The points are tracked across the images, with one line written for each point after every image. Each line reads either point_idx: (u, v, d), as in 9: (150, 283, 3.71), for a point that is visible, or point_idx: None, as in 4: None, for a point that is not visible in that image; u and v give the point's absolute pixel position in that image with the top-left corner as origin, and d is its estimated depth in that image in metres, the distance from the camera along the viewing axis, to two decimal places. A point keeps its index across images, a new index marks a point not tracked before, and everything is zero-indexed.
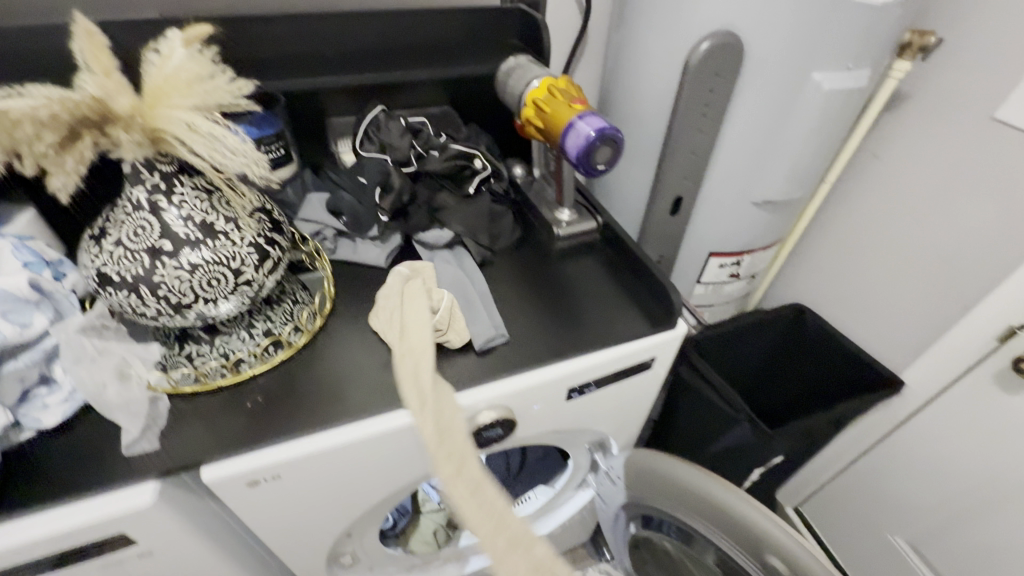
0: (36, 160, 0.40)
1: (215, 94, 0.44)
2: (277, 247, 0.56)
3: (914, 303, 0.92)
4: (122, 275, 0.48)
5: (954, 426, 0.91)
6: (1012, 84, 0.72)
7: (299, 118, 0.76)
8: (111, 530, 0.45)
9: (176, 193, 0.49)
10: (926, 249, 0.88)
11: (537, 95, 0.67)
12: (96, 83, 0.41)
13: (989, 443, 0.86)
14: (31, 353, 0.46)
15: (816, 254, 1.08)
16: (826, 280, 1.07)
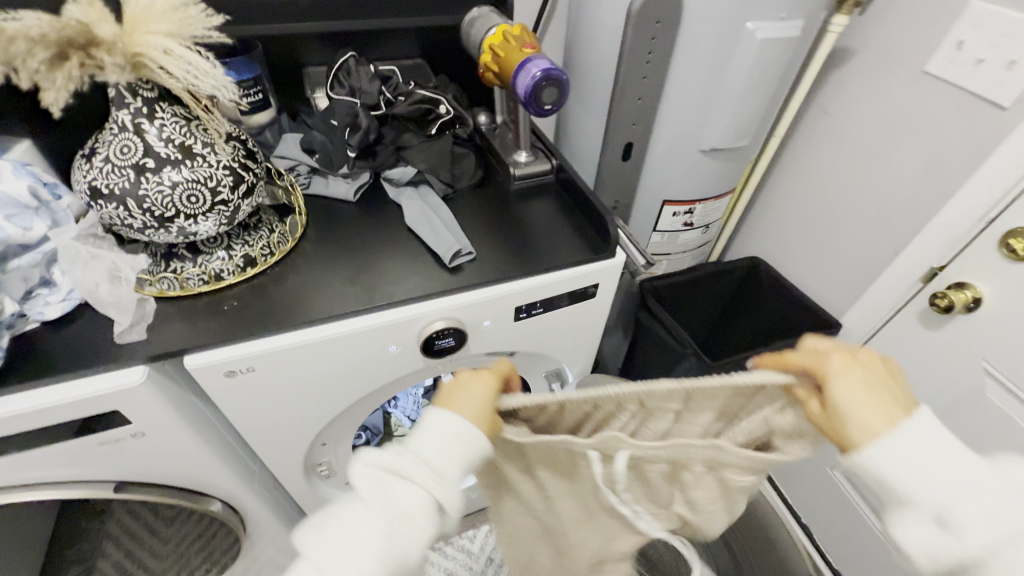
0: (30, 76, 0.46)
1: (188, 23, 0.50)
2: (251, 173, 0.62)
3: (855, 251, 0.99)
4: (111, 189, 0.54)
5: None
6: (939, 38, 0.77)
7: (276, 65, 0.81)
8: (107, 405, 0.53)
9: (157, 116, 0.54)
10: (866, 198, 0.94)
11: (493, 42, 0.73)
12: (81, 11, 0.47)
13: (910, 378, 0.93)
14: (33, 254, 0.53)
15: (773, 209, 1.15)
16: (780, 232, 1.14)
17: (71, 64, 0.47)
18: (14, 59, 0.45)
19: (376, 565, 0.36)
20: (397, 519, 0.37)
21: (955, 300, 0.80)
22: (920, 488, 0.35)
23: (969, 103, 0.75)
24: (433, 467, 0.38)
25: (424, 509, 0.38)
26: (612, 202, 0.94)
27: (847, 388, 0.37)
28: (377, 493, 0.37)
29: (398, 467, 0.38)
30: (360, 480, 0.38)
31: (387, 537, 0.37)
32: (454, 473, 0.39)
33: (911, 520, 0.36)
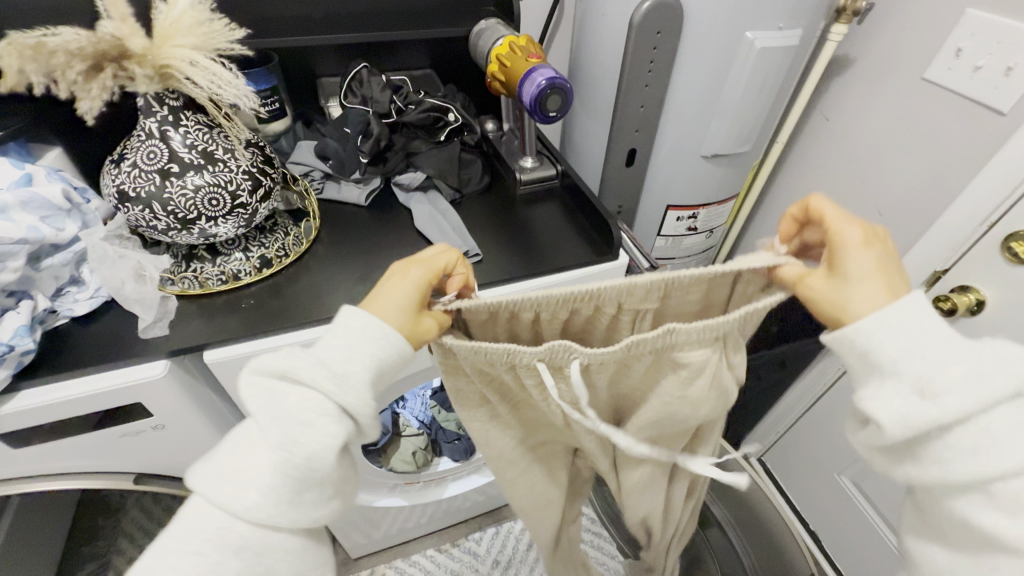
0: (68, 86, 0.49)
1: (212, 37, 0.54)
2: (269, 177, 0.65)
3: None
4: (138, 192, 0.57)
5: None
6: (938, 46, 0.78)
7: (292, 76, 0.85)
8: (131, 397, 0.56)
9: (182, 124, 0.57)
10: (868, 203, 0.95)
11: (500, 53, 0.76)
12: (114, 26, 0.50)
13: None
14: (65, 254, 0.56)
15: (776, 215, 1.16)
16: None
17: (105, 75, 0.50)
18: (54, 71, 0.48)
19: (274, 479, 0.34)
20: (296, 425, 0.34)
21: (958, 304, 0.81)
22: (900, 356, 0.34)
23: (969, 108, 0.76)
24: (334, 371, 0.36)
25: (322, 410, 0.35)
26: (616, 206, 0.96)
27: (856, 261, 0.37)
28: (268, 401, 0.35)
29: (290, 371, 0.35)
30: (251, 387, 0.35)
31: (283, 447, 0.34)
32: (357, 375, 0.36)
33: (887, 390, 0.34)
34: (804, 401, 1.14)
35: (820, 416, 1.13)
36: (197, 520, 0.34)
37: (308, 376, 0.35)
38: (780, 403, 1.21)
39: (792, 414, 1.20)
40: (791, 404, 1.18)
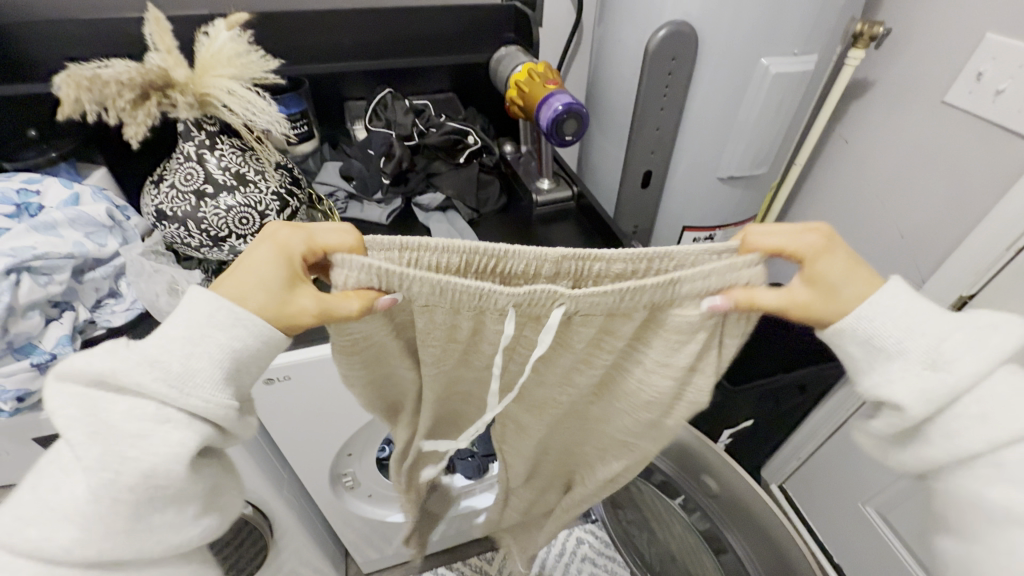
0: (117, 113, 0.53)
1: (249, 67, 0.57)
2: (296, 198, 0.68)
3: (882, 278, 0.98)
4: (175, 211, 0.61)
5: None
6: (957, 70, 0.78)
7: (321, 100, 0.89)
8: None
9: (218, 148, 0.61)
10: (890, 225, 0.94)
11: (519, 78, 0.79)
12: (161, 58, 0.55)
13: None
14: (105, 268, 0.60)
15: None
16: None
17: (150, 103, 0.54)
18: (105, 99, 0.52)
19: (93, 506, 0.33)
20: (116, 437, 0.33)
21: None
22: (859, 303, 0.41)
23: (992, 133, 0.75)
24: (169, 372, 0.35)
25: (160, 417, 0.34)
26: (633, 226, 0.97)
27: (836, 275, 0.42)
28: (81, 413, 0.33)
29: (108, 377, 0.34)
30: (61, 398, 0.33)
31: (109, 467, 0.32)
32: (199, 371, 0.35)
33: (897, 371, 0.40)
34: (827, 426, 1.11)
35: (844, 442, 1.09)
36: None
37: (128, 377, 0.34)
38: (801, 428, 1.18)
39: (813, 439, 1.16)
40: (812, 429, 1.15)
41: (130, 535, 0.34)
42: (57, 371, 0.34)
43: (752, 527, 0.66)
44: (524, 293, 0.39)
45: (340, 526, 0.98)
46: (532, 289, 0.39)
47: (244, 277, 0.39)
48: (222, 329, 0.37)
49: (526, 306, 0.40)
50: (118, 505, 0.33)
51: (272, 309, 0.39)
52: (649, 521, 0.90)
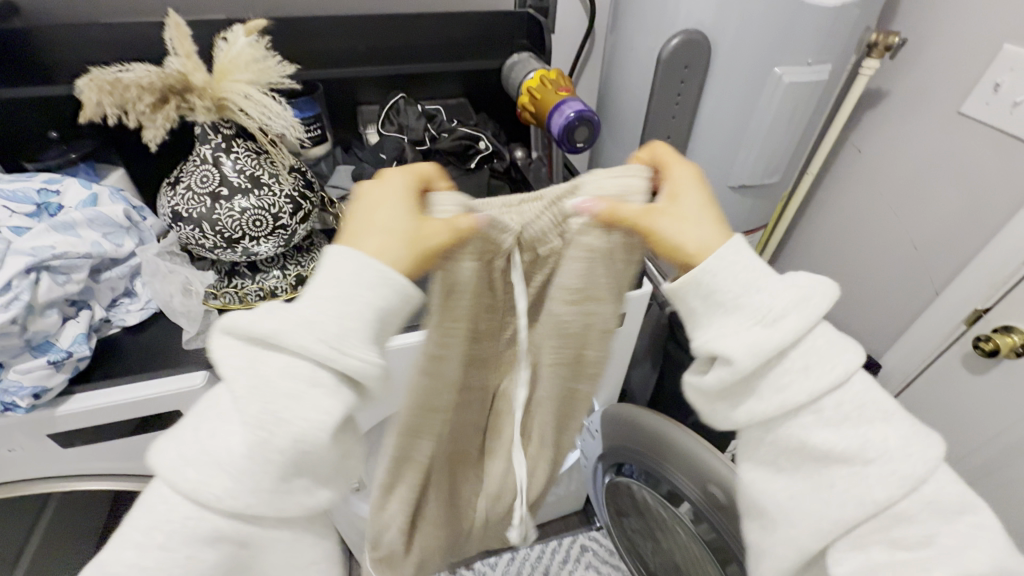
0: (137, 117, 0.54)
1: (266, 72, 0.58)
2: (309, 201, 0.68)
3: (894, 289, 0.97)
4: (190, 213, 0.62)
5: (929, 408, 0.95)
6: (974, 82, 0.77)
7: (334, 105, 0.90)
8: (172, 404, 0.59)
9: (234, 151, 0.62)
10: (901, 235, 0.93)
11: (531, 85, 0.79)
12: (180, 62, 0.55)
13: (959, 424, 0.90)
14: (121, 267, 0.61)
15: (807, 245, 1.14)
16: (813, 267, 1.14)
17: (169, 107, 0.55)
18: (126, 103, 0.53)
19: (244, 461, 0.31)
20: (269, 396, 0.31)
21: (1001, 344, 0.78)
22: (739, 290, 0.37)
23: (1010, 145, 0.74)
24: (327, 334, 0.32)
25: (313, 380, 0.31)
26: None
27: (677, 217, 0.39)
28: (245, 367, 0.31)
29: (269, 335, 0.31)
30: (224, 351, 0.32)
31: (260, 426, 0.31)
32: (353, 331, 0.33)
33: (730, 327, 0.37)
34: None
35: None
36: (162, 509, 0.33)
37: (290, 339, 0.31)
38: None
39: None
40: None
41: (277, 498, 0.33)
42: (223, 325, 0.33)
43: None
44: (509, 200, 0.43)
45: (344, 528, 0.98)
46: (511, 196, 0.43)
47: (366, 220, 0.37)
48: (370, 287, 0.34)
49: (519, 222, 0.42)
50: (269, 471, 0.32)
51: (415, 244, 0.36)
52: (656, 530, 0.89)
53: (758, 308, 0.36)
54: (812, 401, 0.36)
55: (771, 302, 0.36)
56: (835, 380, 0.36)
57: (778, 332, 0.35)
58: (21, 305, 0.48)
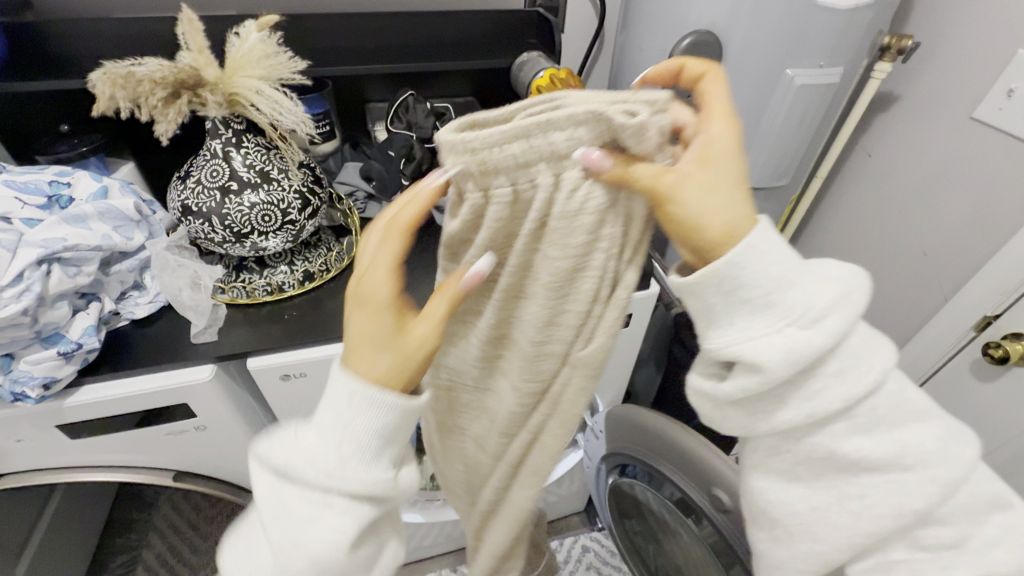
0: (149, 110, 0.54)
1: (278, 68, 0.58)
2: (317, 197, 0.69)
3: (902, 294, 0.97)
4: (199, 207, 0.62)
5: None
6: (987, 86, 0.77)
7: (343, 101, 0.90)
8: (178, 397, 0.59)
9: (244, 146, 0.62)
10: (910, 240, 0.93)
11: (540, 84, 0.79)
12: (192, 57, 0.55)
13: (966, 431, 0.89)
14: (131, 260, 0.61)
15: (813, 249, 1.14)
16: None
17: (181, 102, 0.55)
18: (138, 97, 0.53)
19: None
20: (289, 524, 0.35)
21: (1010, 351, 0.77)
22: (773, 287, 0.35)
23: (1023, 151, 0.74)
24: (328, 466, 0.35)
25: (325, 503, 0.35)
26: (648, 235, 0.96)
27: (691, 199, 0.35)
28: (271, 498, 0.36)
29: (285, 468, 0.35)
30: (256, 477, 0.37)
31: (284, 553, 0.35)
32: (352, 456, 0.35)
33: (760, 325, 0.35)
34: None
35: None
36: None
37: (301, 473, 0.35)
38: None
39: None
40: None
41: None
42: (253, 450, 0.37)
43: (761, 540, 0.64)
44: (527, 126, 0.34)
45: None
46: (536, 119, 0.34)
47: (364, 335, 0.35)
48: (363, 412, 0.35)
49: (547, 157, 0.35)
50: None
51: (398, 360, 0.36)
52: (659, 533, 0.89)
53: (792, 308, 0.35)
54: (844, 408, 0.36)
55: (811, 300, 0.35)
56: (869, 383, 0.36)
57: (818, 334, 0.34)
58: (32, 297, 0.48)
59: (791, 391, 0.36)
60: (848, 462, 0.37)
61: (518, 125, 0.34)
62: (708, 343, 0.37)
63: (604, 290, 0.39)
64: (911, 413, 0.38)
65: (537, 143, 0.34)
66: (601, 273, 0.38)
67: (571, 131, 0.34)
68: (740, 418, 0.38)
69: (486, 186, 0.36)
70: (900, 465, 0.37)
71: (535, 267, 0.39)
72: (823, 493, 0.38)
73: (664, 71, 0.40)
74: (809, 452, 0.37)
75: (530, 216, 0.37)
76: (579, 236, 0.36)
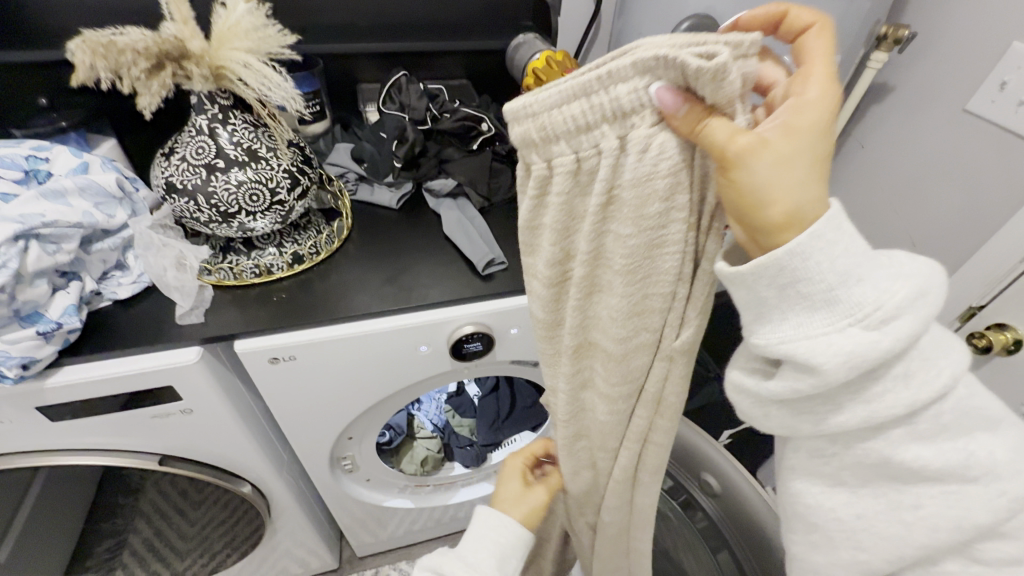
0: (131, 82, 0.52)
1: (267, 41, 0.56)
2: (307, 177, 0.67)
3: None
4: (184, 184, 0.60)
5: None
6: (981, 78, 0.77)
7: (334, 81, 0.88)
8: (164, 380, 0.58)
9: (230, 122, 0.60)
10: (901, 230, 0.93)
11: (537, 66, 0.77)
12: (177, 28, 0.53)
13: None
14: (113, 239, 0.59)
15: None
16: None
17: (166, 74, 0.53)
18: (120, 67, 0.51)
19: None
20: None
21: (994, 341, 0.78)
22: (839, 280, 0.30)
23: (1014, 144, 0.74)
24: (468, 563, 0.50)
25: None
26: None
27: (760, 170, 0.30)
28: None
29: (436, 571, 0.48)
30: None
31: None
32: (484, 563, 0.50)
33: (819, 323, 0.31)
34: None
35: None
36: None
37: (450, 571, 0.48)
38: None
39: None
40: None
41: None
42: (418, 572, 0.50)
43: (746, 524, 0.66)
44: (586, 80, 0.33)
45: (337, 509, 0.98)
46: (595, 71, 0.33)
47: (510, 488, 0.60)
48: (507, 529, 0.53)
49: (611, 117, 0.33)
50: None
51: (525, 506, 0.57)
52: None
53: (856, 305, 0.30)
54: (906, 414, 0.32)
55: (879, 299, 0.30)
56: (937, 389, 0.32)
57: (885, 338, 0.30)
58: (8, 273, 0.47)
59: (847, 394, 0.32)
60: (900, 471, 0.34)
61: (579, 80, 0.33)
62: (755, 338, 0.33)
63: (688, 267, 0.37)
64: (981, 420, 0.34)
65: (598, 101, 0.33)
66: (682, 249, 0.36)
67: (637, 82, 0.32)
68: (783, 418, 0.35)
69: (550, 156, 0.36)
70: (962, 477, 0.33)
71: (608, 251, 0.39)
72: (869, 499, 0.35)
73: (763, 18, 0.37)
74: (858, 459, 0.34)
75: (599, 183, 0.35)
76: (654, 204, 0.34)
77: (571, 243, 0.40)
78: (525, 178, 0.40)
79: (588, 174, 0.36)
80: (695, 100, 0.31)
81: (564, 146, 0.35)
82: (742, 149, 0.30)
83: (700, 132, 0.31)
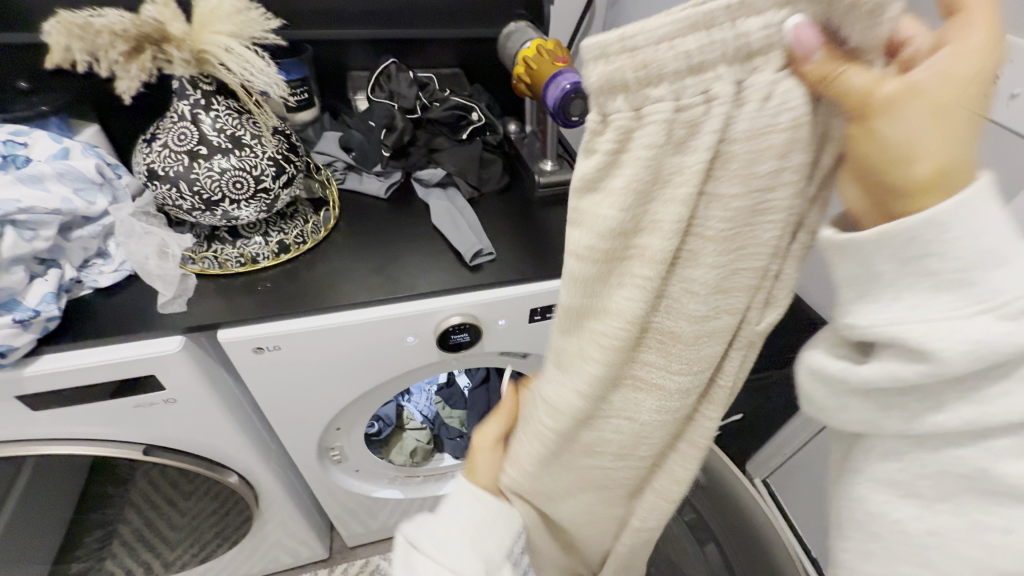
0: (109, 65, 0.51)
1: (249, 25, 0.55)
2: (292, 165, 0.66)
3: None
4: (166, 171, 0.59)
5: None
6: None
7: (323, 69, 0.87)
8: (146, 369, 0.57)
9: (213, 108, 0.59)
10: None
11: (527, 54, 0.76)
12: (156, 10, 0.52)
13: None
14: (93, 226, 0.58)
15: None
16: None
17: (144, 57, 0.52)
18: (97, 49, 0.50)
19: None
20: None
21: None
22: (978, 260, 0.23)
23: None
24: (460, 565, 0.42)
25: None
26: None
27: (906, 125, 0.24)
28: None
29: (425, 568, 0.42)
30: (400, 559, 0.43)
31: None
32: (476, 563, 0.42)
33: (943, 309, 0.24)
34: None
35: None
36: None
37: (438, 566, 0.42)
38: None
39: None
40: None
41: None
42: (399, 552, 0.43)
43: (730, 515, 0.67)
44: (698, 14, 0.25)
45: (326, 500, 0.98)
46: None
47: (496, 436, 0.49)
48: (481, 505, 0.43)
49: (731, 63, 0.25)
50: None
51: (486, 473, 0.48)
52: None
53: (995, 291, 0.23)
54: None
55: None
56: None
57: (1019, 329, 0.23)
58: None
59: (954, 391, 0.25)
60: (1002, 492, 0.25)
61: (700, 8, 0.24)
62: (850, 317, 0.27)
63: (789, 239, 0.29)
64: None
65: (719, 36, 0.25)
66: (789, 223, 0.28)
67: (769, 15, 0.24)
68: (863, 414, 0.28)
69: (642, 102, 0.26)
70: None
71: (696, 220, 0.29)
72: (945, 517, 0.26)
73: None
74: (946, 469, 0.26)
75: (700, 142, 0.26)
76: (768, 163, 0.26)
77: (651, 213, 0.28)
78: (597, 131, 0.28)
79: (686, 130, 0.26)
80: (834, 45, 0.24)
81: (632, 101, 0.26)
82: (883, 100, 0.23)
83: (833, 81, 0.24)
